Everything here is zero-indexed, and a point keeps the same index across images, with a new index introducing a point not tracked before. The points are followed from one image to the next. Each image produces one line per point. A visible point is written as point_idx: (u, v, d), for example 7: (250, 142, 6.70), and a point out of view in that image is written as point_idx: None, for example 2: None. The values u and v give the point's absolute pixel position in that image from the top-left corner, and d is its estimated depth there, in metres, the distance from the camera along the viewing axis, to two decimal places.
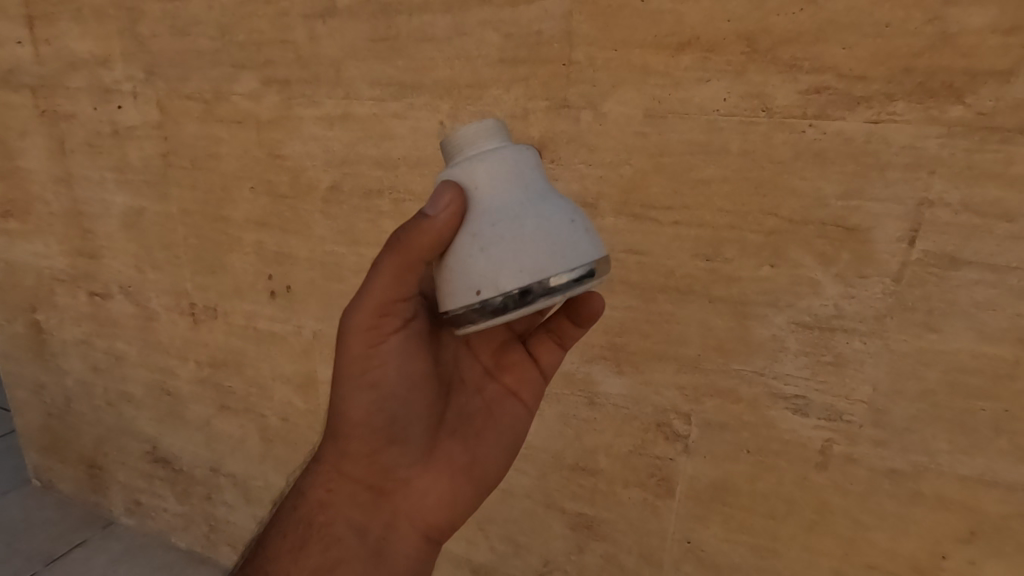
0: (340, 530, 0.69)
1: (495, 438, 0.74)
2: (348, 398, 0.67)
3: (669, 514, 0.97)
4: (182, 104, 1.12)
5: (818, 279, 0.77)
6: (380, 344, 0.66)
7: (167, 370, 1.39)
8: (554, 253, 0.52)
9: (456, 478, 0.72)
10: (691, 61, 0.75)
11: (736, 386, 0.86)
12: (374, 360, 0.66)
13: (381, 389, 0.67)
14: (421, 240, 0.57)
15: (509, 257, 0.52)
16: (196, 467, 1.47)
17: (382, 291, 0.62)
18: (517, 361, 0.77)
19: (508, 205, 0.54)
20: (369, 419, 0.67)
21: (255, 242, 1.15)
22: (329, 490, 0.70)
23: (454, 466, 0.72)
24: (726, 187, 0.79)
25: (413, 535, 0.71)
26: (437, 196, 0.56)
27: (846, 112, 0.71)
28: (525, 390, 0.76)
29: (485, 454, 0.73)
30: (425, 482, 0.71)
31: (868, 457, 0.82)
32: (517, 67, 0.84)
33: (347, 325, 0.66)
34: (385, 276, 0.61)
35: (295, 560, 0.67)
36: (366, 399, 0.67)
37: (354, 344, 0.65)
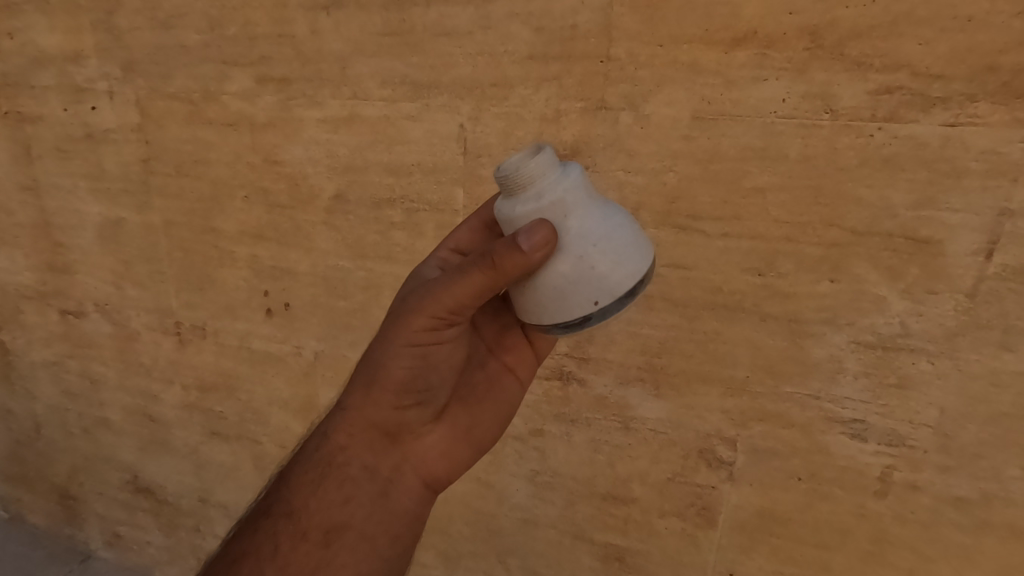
0: (352, 476, 0.59)
1: (494, 414, 0.66)
2: (392, 354, 0.57)
3: (710, 545, 0.91)
4: (165, 105, 1.01)
5: (883, 295, 0.71)
6: (442, 327, 0.57)
7: (150, 394, 1.28)
8: (639, 255, 0.50)
9: (454, 448, 0.64)
10: (747, 58, 0.68)
11: (788, 410, 0.80)
12: (429, 336, 0.57)
13: (427, 357, 0.59)
14: (512, 273, 0.49)
15: (619, 268, 0.49)
16: (183, 497, 1.36)
17: (461, 301, 0.53)
18: (518, 344, 0.68)
19: (589, 218, 0.49)
20: (406, 378, 0.58)
21: (249, 255, 1.05)
22: (351, 436, 0.60)
23: (456, 436, 0.64)
24: (782, 196, 0.72)
25: (412, 498, 0.62)
26: (529, 230, 0.48)
27: (920, 114, 0.64)
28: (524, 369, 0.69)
29: (482, 428, 0.66)
30: (428, 446, 0.63)
31: (931, 484, 0.76)
32: (549, 64, 0.76)
33: (411, 303, 0.56)
34: (468, 289, 0.52)
35: (313, 498, 0.59)
36: (410, 362, 0.58)
37: (418, 321, 0.56)
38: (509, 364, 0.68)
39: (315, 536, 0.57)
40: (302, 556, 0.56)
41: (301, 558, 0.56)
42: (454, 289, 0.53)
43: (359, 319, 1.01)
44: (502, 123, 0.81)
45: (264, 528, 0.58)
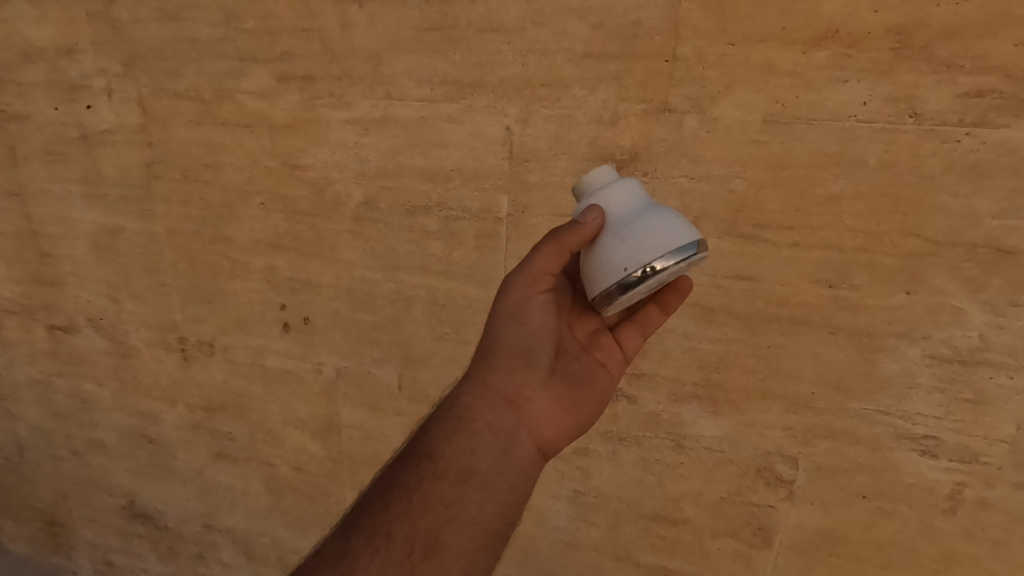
0: (477, 429, 0.57)
1: (598, 396, 0.62)
2: (498, 321, 0.57)
3: (765, 566, 0.87)
4: (172, 104, 0.93)
5: (962, 307, 0.68)
6: (533, 294, 0.57)
7: (150, 414, 1.19)
8: (673, 237, 0.50)
9: (563, 422, 0.60)
10: (827, 58, 0.65)
11: (855, 426, 0.76)
12: (523, 305, 0.57)
13: (528, 323, 0.57)
14: (570, 244, 0.52)
15: (650, 242, 0.49)
16: (185, 523, 1.27)
17: (544, 270, 0.55)
18: (609, 342, 0.63)
19: (631, 204, 0.52)
20: (514, 342, 0.58)
21: (264, 266, 0.98)
22: (475, 395, 0.58)
23: (564, 409, 0.60)
24: (858, 205, 0.68)
25: (528, 465, 0.58)
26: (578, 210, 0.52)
27: (1011, 119, 0.61)
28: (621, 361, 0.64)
29: (587, 406, 0.61)
30: (539, 416, 0.59)
31: (1005, 501, 0.73)
32: (607, 63, 0.71)
33: (508, 278, 0.57)
34: (547, 259, 0.54)
35: (446, 446, 0.56)
36: (515, 327, 0.57)
37: (513, 293, 0.56)
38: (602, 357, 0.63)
39: (448, 476, 0.55)
40: (437, 496, 0.54)
41: (438, 499, 0.54)
42: (537, 259, 0.54)
43: (387, 334, 0.94)
44: (554, 126, 0.75)
45: (409, 469, 0.56)
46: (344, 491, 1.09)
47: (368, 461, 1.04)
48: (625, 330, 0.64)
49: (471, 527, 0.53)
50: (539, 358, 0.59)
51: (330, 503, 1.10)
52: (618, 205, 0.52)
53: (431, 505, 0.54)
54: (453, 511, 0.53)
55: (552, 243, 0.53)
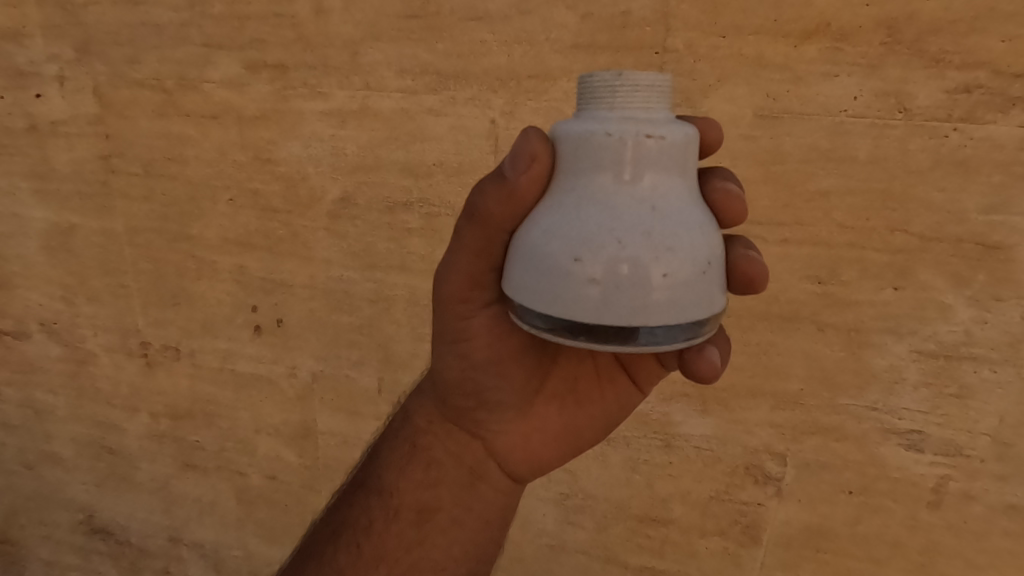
0: (433, 463, 0.55)
1: (596, 413, 0.56)
2: (441, 353, 0.53)
3: (752, 564, 0.87)
4: (130, 93, 0.87)
5: (948, 302, 0.68)
6: (470, 315, 0.51)
7: (109, 424, 1.12)
8: (607, 294, 0.37)
9: (548, 447, 0.56)
10: (818, 52, 0.64)
11: (843, 423, 0.76)
12: (461, 329, 0.51)
13: (473, 354, 0.52)
14: (492, 224, 0.44)
15: (565, 282, 0.38)
16: (150, 537, 1.21)
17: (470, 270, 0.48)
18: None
19: (602, 193, 0.38)
20: (463, 374, 0.53)
21: (233, 266, 0.93)
22: (430, 418, 0.57)
23: (551, 432, 0.56)
24: (848, 200, 0.68)
25: (496, 491, 0.56)
26: (515, 155, 0.41)
27: (998, 115, 0.62)
28: (640, 368, 0.56)
29: (584, 425, 0.56)
30: (513, 444, 0.55)
31: (986, 493, 0.74)
32: (596, 54, 0.69)
33: (438, 293, 0.50)
34: (463, 258, 0.47)
35: (399, 480, 0.56)
36: (459, 362, 0.52)
37: (448, 316, 0.51)
38: (621, 359, 0.56)
39: (405, 515, 0.54)
40: (394, 537, 0.54)
41: (396, 540, 0.54)
42: (458, 266, 0.48)
43: (366, 335, 0.90)
44: (540, 119, 0.73)
45: (360, 501, 0.56)
46: (320, 501, 1.05)
47: (346, 467, 1.00)
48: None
49: (436, 565, 0.54)
50: (493, 389, 0.53)
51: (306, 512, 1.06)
52: (593, 190, 0.38)
53: (388, 548, 0.53)
54: (412, 550, 0.54)
55: (470, 223, 0.45)
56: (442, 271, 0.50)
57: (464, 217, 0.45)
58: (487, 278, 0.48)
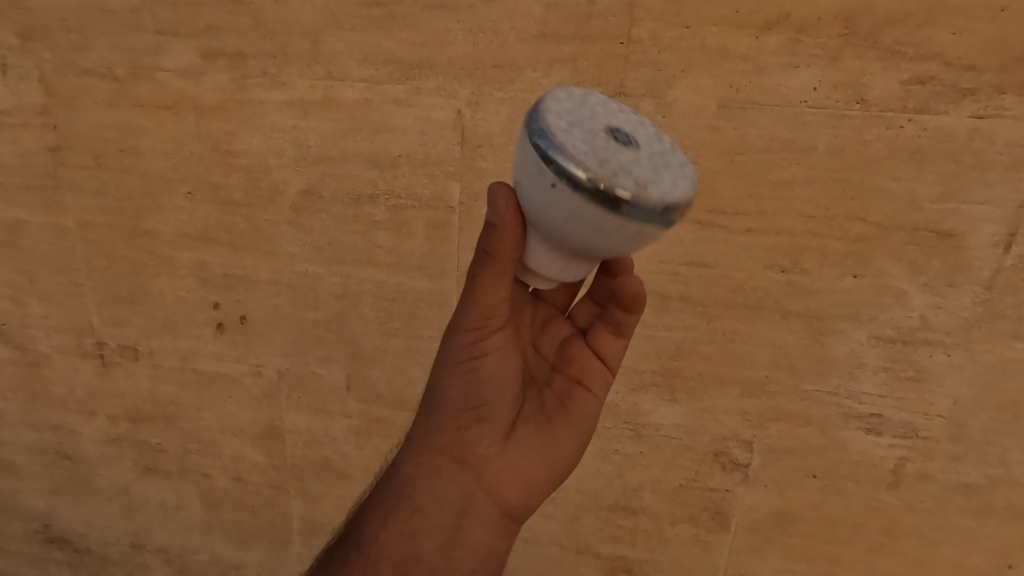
0: (420, 507, 0.53)
1: (577, 432, 0.57)
2: (441, 376, 0.54)
3: (721, 549, 0.88)
4: (79, 82, 0.83)
5: (904, 289, 0.70)
6: (487, 334, 0.52)
7: (65, 428, 1.08)
8: None
9: (536, 473, 0.55)
10: (779, 44, 0.65)
11: (806, 408, 0.78)
12: (474, 351, 0.52)
13: (478, 371, 0.53)
14: (507, 252, 0.46)
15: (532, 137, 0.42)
16: (110, 544, 1.17)
17: (488, 299, 0.49)
18: (580, 352, 0.59)
19: None
20: (463, 394, 0.53)
21: (192, 262, 0.90)
22: (416, 462, 0.54)
23: (538, 455, 0.55)
24: (808, 189, 0.69)
25: (486, 534, 0.53)
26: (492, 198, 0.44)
27: (950, 106, 0.63)
28: (600, 380, 0.59)
29: (567, 445, 0.56)
30: (501, 473, 0.54)
31: (942, 473, 0.77)
32: (562, 44, 0.69)
33: (456, 316, 0.52)
34: (487, 288, 0.49)
35: (381, 530, 0.52)
36: (462, 381, 0.53)
37: (459, 335, 0.52)
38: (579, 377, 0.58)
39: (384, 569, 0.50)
40: None
41: None
42: (479, 292, 0.49)
43: (333, 331, 0.89)
44: (507, 110, 0.72)
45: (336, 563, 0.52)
46: (290, 500, 1.03)
47: (315, 465, 0.99)
48: (597, 336, 0.60)
49: None
50: (487, 416, 0.54)
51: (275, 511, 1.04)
52: None
53: None
54: None
55: (485, 260, 0.47)
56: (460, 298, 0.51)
57: (477, 257, 0.47)
58: (490, 310, 0.50)
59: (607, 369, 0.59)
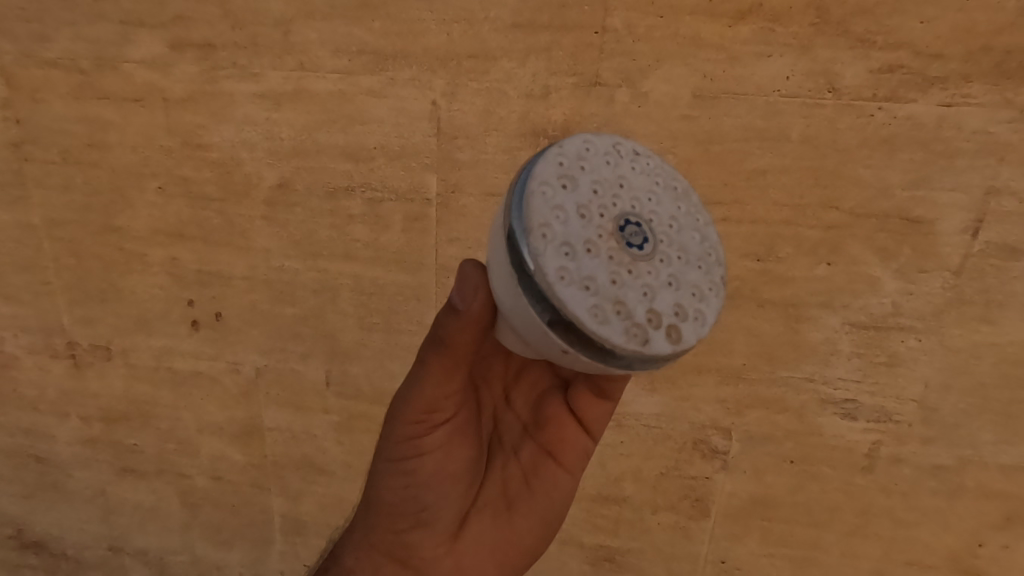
0: None
1: (534, 512, 0.57)
2: (384, 470, 0.54)
3: (702, 536, 0.89)
4: (41, 74, 0.81)
5: (877, 276, 0.72)
6: (426, 433, 0.52)
7: (37, 431, 1.05)
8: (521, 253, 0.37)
9: (486, 566, 0.55)
10: (751, 33, 0.65)
11: (782, 395, 0.79)
12: (413, 448, 0.52)
13: (418, 470, 0.52)
14: (465, 337, 0.46)
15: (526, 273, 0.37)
16: (87, 548, 1.14)
17: (437, 391, 0.50)
18: (557, 416, 0.59)
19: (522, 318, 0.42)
20: (402, 492, 0.53)
21: (165, 259, 0.88)
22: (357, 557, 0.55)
23: (488, 547, 0.55)
24: (782, 178, 0.70)
25: None
26: (460, 281, 0.44)
27: (919, 94, 0.64)
28: (568, 445, 0.58)
29: (522, 529, 0.56)
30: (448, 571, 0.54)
31: (914, 456, 0.79)
32: (536, 34, 0.68)
33: (394, 408, 0.52)
34: (433, 380, 0.49)
35: None
36: (400, 482, 0.53)
37: (401, 431, 0.52)
38: (548, 445, 0.58)
39: None
40: None
41: None
42: (424, 386, 0.50)
43: (311, 326, 0.88)
44: (482, 101, 0.72)
45: None
46: (271, 498, 1.02)
47: (296, 462, 0.98)
48: (579, 398, 0.58)
49: None
50: (429, 516, 0.53)
51: (257, 509, 1.03)
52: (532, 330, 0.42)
53: None
54: None
55: (439, 347, 0.48)
56: (404, 390, 0.51)
57: (431, 343, 0.48)
58: (439, 400, 0.50)
59: (580, 432, 0.59)
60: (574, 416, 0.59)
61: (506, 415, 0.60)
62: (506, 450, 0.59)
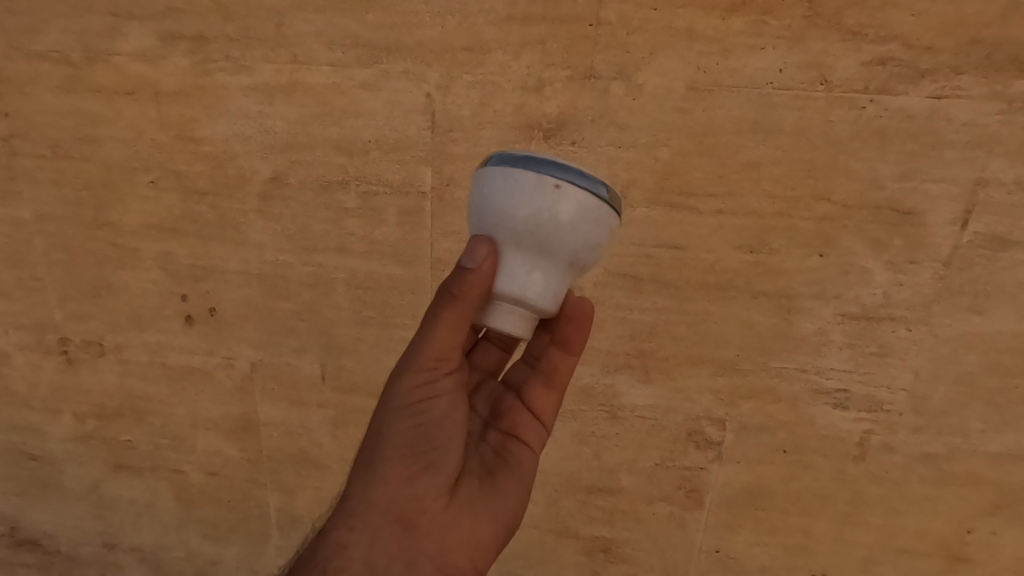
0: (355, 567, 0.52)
1: (514, 484, 0.60)
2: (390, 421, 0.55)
3: (696, 525, 0.90)
4: (30, 68, 0.80)
5: (868, 267, 0.72)
6: (437, 377, 0.55)
7: (30, 428, 1.05)
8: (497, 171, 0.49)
9: (480, 525, 0.57)
10: (745, 25, 0.65)
11: (775, 385, 0.80)
12: (425, 393, 0.55)
13: (425, 416, 0.55)
14: (473, 297, 0.49)
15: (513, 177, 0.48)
16: (81, 545, 1.14)
17: (445, 342, 0.53)
18: (516, 408, 0.65)
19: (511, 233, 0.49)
20: (407, 440, 0.54)
21: (158, 253, 0.88)
22: (354, 523, 0.53)
23: (479, 506, 0.57)
24: (776, 170, 0.70)
25: None
26: (469, 249, 0.49)
27: (909, 86, 0.65)
28: (530, 430, 0.64)
29: (507, 494, 0.59)
30: (445, 526, 0.55)
31: (905, 444, 0.80)
32: (530, 26, 0.68)
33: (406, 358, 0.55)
34: (446, 332, 0.52)
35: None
36: (408, 428, 0.54)
37: (412, 379, 0.54)
38: (515, 430, 0.64)
39: None
40: None
41: None
42: (436, 336, 0.52)
43: (306, 321, 0.87)
44: (477, 94, 0.72)
45: None
46: (267, 493, 1.02)
47: (292, 457, 0.98)
48: (534, 394, 0.66)
49: None
50: (434, 467, 0.55)
51: (253, 503, 1.03)
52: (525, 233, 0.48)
53: None
54: None
55: (450, 303, 0.50)
56: (416, 341, 0.54)
57: (444, 297, 0.51)
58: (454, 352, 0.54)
59: (538, 422, 0.66)
60: (530, 409, 0.66)
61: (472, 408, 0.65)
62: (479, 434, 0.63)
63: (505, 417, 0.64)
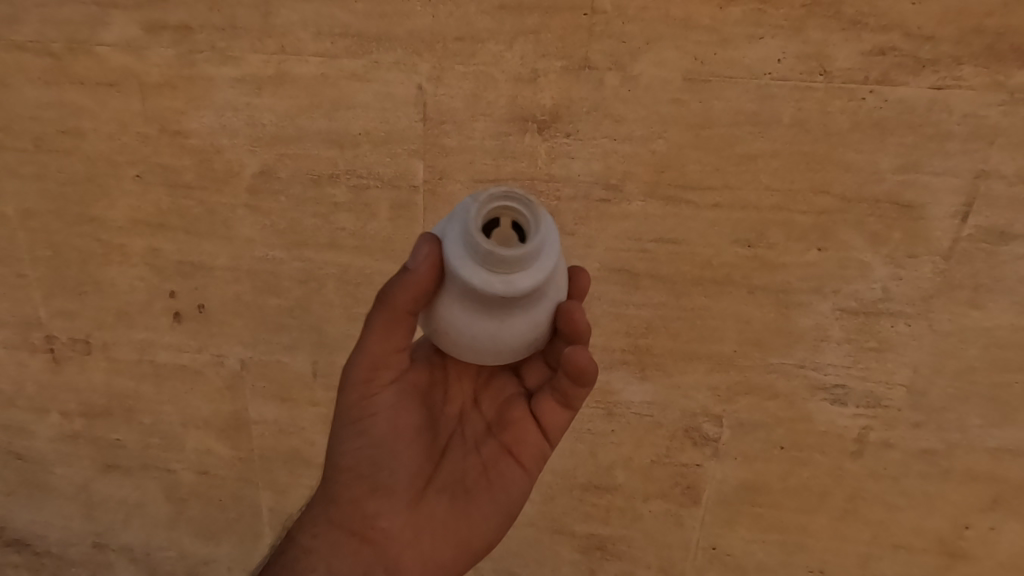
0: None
1: (488, 504, 0.55)
2: (345, 430, 0.54)
3: (693, 523, 0.89)
4: (12, 59, 0.78)
5: (867, 261, 0.71)
6: (374, 392, 0.53)
7: (16, 427, 1.03)
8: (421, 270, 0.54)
9: (445, 543, 0.54)
10: (742, 14, 0.65)
11: (773, 381, 0.79)
12: (370, 405, 0.53)
13: (376, 427, 0.53)
14: (404, 298, 0.47)
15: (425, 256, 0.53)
16: (68, 546, 1.12)
17: (383, 349, 0.52)
18: (521, 417, 0.57)
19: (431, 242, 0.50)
20: (362, 451, 0.53)
21: (145, 249, 0.86)
22: (315, 533, 0.54)
23: (444, 524, 0.54)
24: (774, 162, 0.69)
25: None
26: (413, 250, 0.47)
27: (910, 77, 0.64)
28: (529, 448, 0.57)
29: (481, 515, 0.55)
30: (405, 542, 0.54)
31: (903, 440, 0.79)
32: (523, 16, 0.67)
33: (344, 374, 0.54)
34: (377, 337, 0.51)
35: None
36: (360, 438, 0.54)
37: (357, 389, 0.53)
38: (509, 443, 0.57)
39: None
40: None
41: None
42: (371, 343, 0.52)
43: (296, 317, 0.86)
44: (470, 85, 0.71)
45: None
46: (258, 492, 1.00)
47: (284, 455, 0.96)
48: (543, 403, 0.57)
49: None
50: (391, 479, 0.54)
51: (245, 502, 1.02)
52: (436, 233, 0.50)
53: None
54: None
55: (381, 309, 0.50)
56: (355, 350, 0.53)
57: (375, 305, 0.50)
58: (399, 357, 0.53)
59: (540, 434, 0.57)
60: (536, 421, 0.57)
61: (466, 414, 0.58)
62: (467, 444, 0.57)
63: (503, 429, 0.57)
